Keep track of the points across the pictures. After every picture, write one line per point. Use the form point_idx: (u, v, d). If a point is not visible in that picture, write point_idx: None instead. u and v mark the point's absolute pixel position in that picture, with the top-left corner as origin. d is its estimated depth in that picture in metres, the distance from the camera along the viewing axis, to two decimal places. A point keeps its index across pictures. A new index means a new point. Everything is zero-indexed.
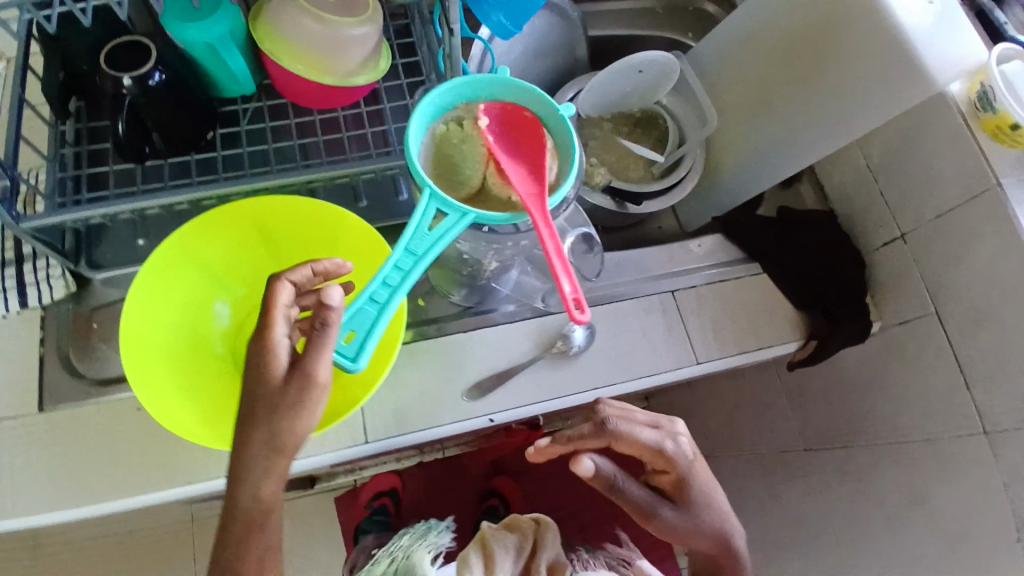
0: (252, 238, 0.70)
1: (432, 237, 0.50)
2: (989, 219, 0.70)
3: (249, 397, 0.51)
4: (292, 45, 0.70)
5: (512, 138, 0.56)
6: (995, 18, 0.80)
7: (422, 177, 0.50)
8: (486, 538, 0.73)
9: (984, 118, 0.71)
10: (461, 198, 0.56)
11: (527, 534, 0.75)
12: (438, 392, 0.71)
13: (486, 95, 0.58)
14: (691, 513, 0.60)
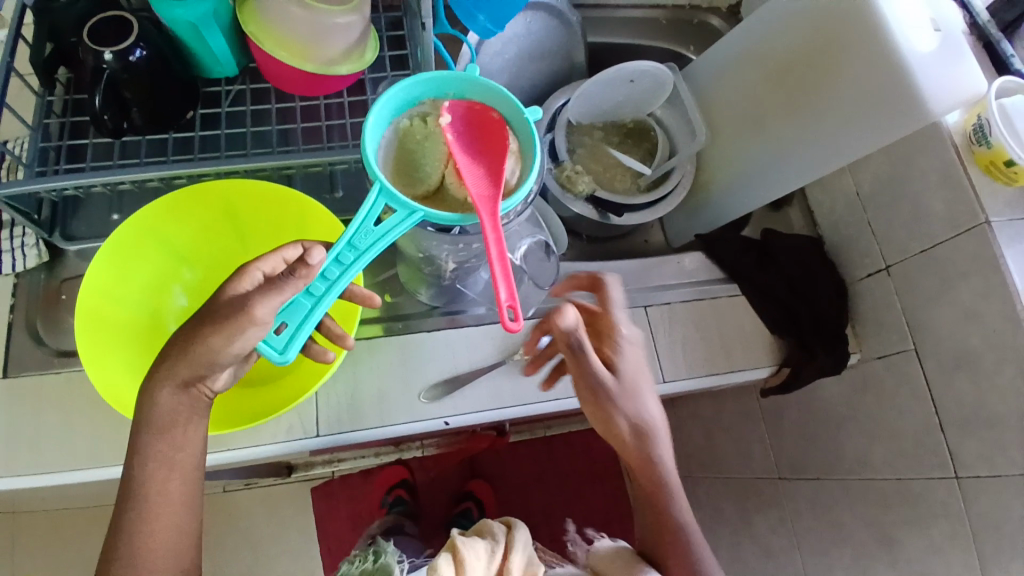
0: (221, 220, 0.70)
1: (375, 233, 0.50)
2: (974, 261, 0.69)
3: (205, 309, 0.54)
4: (276, 31, 0.70)
5: (473, 137, 0.55)
6: (1004, 49, 0.76)
7: (375, 171, 0.49)
8: (459, 546, 0.67)
9: (978, 152, 0.69)
10: (418, 195, 0.54)
11: (503, 539, 0.69)
12: (395, 390, 0.70)
13: (453, 93, 0.57)
14: (631, 401, 0.65)
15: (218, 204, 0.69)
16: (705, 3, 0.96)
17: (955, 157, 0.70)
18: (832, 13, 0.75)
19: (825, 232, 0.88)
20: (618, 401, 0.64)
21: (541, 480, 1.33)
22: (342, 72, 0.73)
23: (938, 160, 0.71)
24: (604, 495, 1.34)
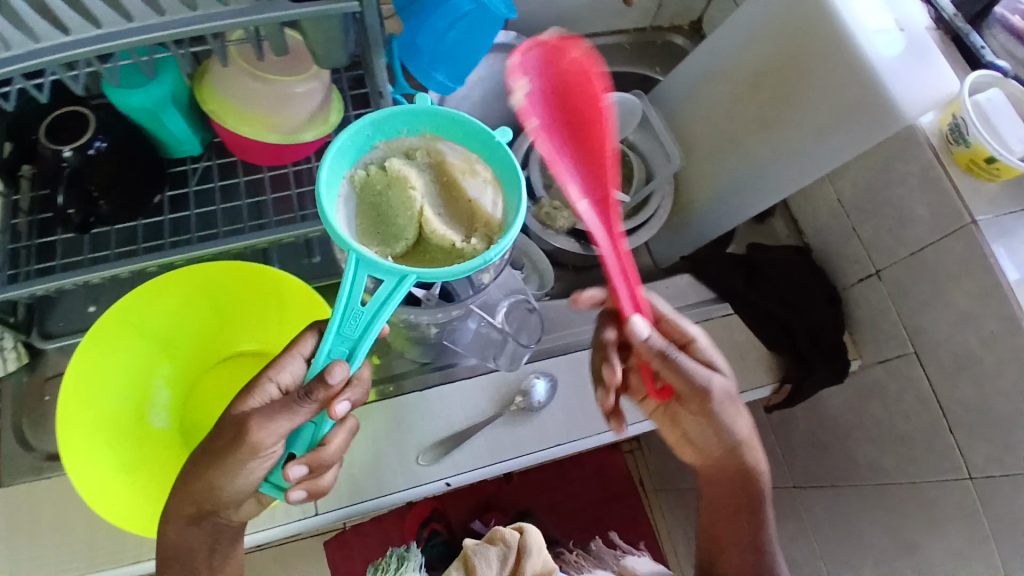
0: (200, 304, 0.68)
1: (366, 310, 0.49)
2: (963, 262, 0.68)
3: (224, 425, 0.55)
4: (237, 106, 0.69)
5: (553, 104, 0.55)
6: (974, 41, 0.74)
7: (345, 240, 0.45)
8: (470, 554, 0.67)
9: (957, 151, 0.69)
10: (398, 252, 0.53)
11: (516, 544, 0.67)
12: (392, 457, 0.69)
13: (404, 127, 0.55)
14: (736, 414, 0.65)
15: (196, 286, 0.67)
16: (667, 23, 0.96)
17: (934, 158, 0.69)
18: (794, 27, 0.75)
19: (813, 240, 0.87)
20: (722, 411, 0.64)
21: (556, 509, 1.31)
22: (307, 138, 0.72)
23: (915, 163, 0.71)
24: (624, 516, 1.33)
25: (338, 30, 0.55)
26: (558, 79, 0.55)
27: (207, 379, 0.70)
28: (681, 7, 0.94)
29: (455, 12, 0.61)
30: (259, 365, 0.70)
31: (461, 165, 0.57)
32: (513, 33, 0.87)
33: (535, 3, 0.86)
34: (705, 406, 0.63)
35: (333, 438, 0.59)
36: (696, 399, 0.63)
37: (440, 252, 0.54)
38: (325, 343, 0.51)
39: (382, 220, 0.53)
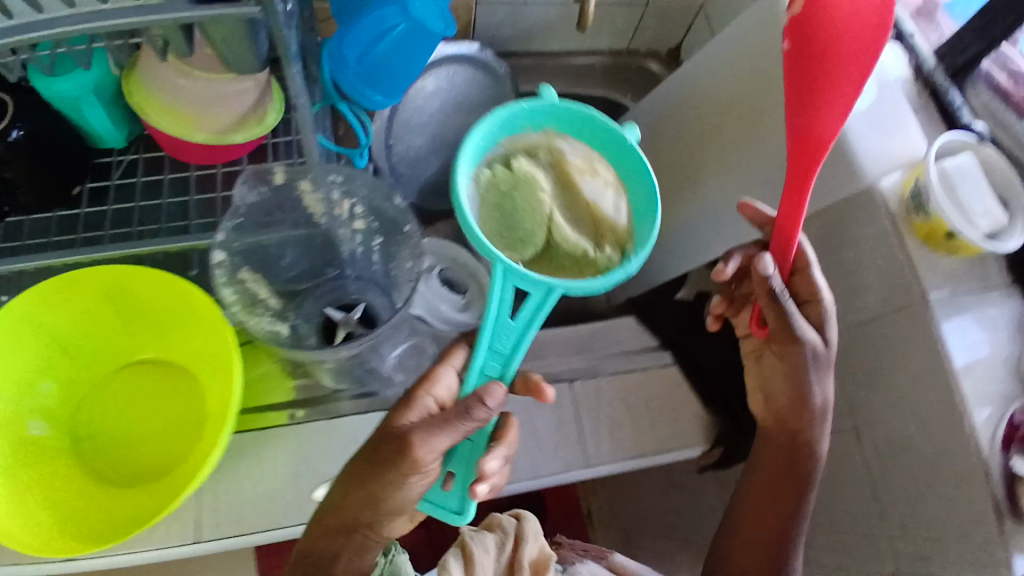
0: (97, 309, 0.67)
1: (516, 323, 0.51)
2: (911, 338, 0.64)
3: (366, 452, 0.53)
4: (167, 103, 0.64)
5: (864, 17, 0.53)
6: (950, 99, 0.69)
7: (491, 253, 0.48)
8: (467, 541, 0.63)
9: (916, 221, 0.64)
10: (529, 255, 0.54)
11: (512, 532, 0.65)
12: (286, 489, 0.69)
13: (525, 121, 0.55)
14: (823, 378, 0.63)
15: (102, 290, 0.65)
16: (643, 48, 0.93)
17: (891, 226, 0.65)
18: (763, 67, 0.70)
19: None
20: (812, 372, 0.62)
21: None
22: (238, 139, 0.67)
23: (871, 228, 0.67)
24: None
25: (245, 33, 0.51)
26: (842, 3, 0.53)
27: (110, 385, 0.69)
28: (660, 32, 0.90)
29: (387, 26, 0.56)
30: (160, 374, 0.69)
31: (579, 164, 0.57)
32: (477, 44, 0.82)
33: (501, 15, 0.82)
34: (792, 359, 0.62)
35: (489, 460, 0.54)
36: (793, 356, 0.61)
37: (568, 258, 0.55)
38: (477, 360, 0.53)
39: (510, 217, 0.54)
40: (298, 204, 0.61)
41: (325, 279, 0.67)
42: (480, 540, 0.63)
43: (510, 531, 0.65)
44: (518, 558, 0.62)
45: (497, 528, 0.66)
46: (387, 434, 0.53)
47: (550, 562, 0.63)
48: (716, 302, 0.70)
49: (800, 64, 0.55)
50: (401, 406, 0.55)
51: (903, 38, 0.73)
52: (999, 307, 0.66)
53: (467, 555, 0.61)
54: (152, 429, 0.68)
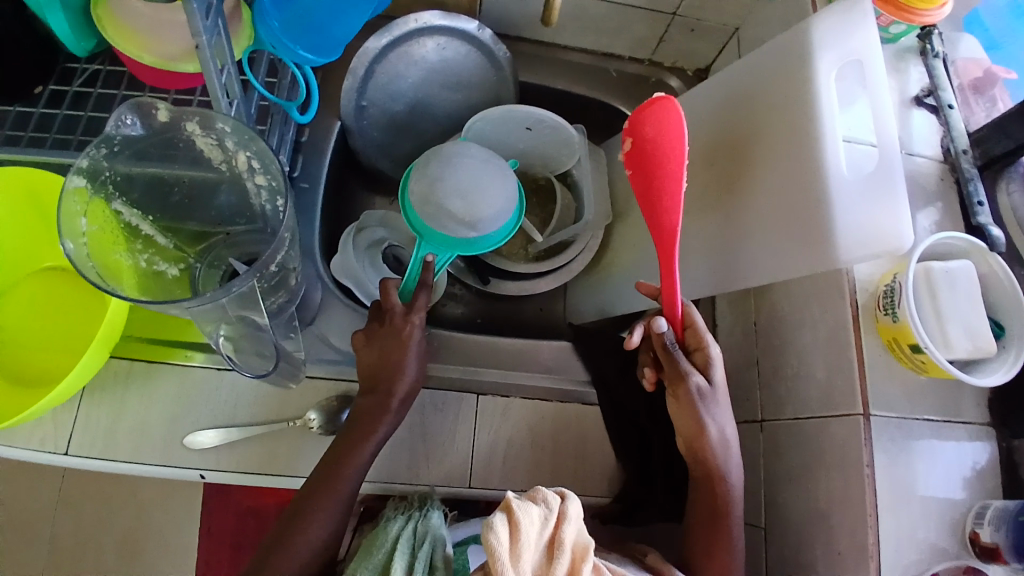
0: (17, 206, 0.64)
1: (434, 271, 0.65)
2: (840, 452, 0.56)
3: (393, 336, 0.62)
4: (127, 25, 0.60)
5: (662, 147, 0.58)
6: (971, 190, 0.60)
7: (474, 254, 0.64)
8: (513, 507, 0.47)
9: (882, 321, 0.55)
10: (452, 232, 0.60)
11: (558, 508, 0.49)
12: (157, 428, 0.64)
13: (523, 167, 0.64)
14: (719, 412, 0.58)
15: (25, 189, 0.63)
16: (668, 62, 0.87)
17: (850, 318, 0.57)
18: (782, 109, 0.61)
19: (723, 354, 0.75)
20: (703, 411, 0.57)
21: None
22: (187, 70, 0.63)
23: (829, 314, 0.59)
24: None
25: None
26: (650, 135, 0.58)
27: (23, 289, 0.66)
28: (685, 47, 0.84)
29: None
30: (70, 285, 0.66)
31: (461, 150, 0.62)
32: (477, 22, 0.77)
33: None
34: (682, 400, 0.58)
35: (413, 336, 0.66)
36: (685, 398, 0.58)
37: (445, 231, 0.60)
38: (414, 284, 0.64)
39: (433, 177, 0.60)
40: (191, 145, 0.57)
41: (241, 227, 0.63)
42: (527, 513, 0.47)
43: (556, 508, 0.48)
44: (562, 539, 0.47)
45: (538, 498, 0.50)
46: (396, 353, 0.62)
47: (590, 557, 0.47)
48: (648, 369, 0.65)
49: (641, 180, 0.58)
50: (380, 336, 0.62)
51: (940, 109, 0.63)
52: (958, 445, 0.56)
53: (512, 523, 0.46)
54: (49, 337, 0.64)
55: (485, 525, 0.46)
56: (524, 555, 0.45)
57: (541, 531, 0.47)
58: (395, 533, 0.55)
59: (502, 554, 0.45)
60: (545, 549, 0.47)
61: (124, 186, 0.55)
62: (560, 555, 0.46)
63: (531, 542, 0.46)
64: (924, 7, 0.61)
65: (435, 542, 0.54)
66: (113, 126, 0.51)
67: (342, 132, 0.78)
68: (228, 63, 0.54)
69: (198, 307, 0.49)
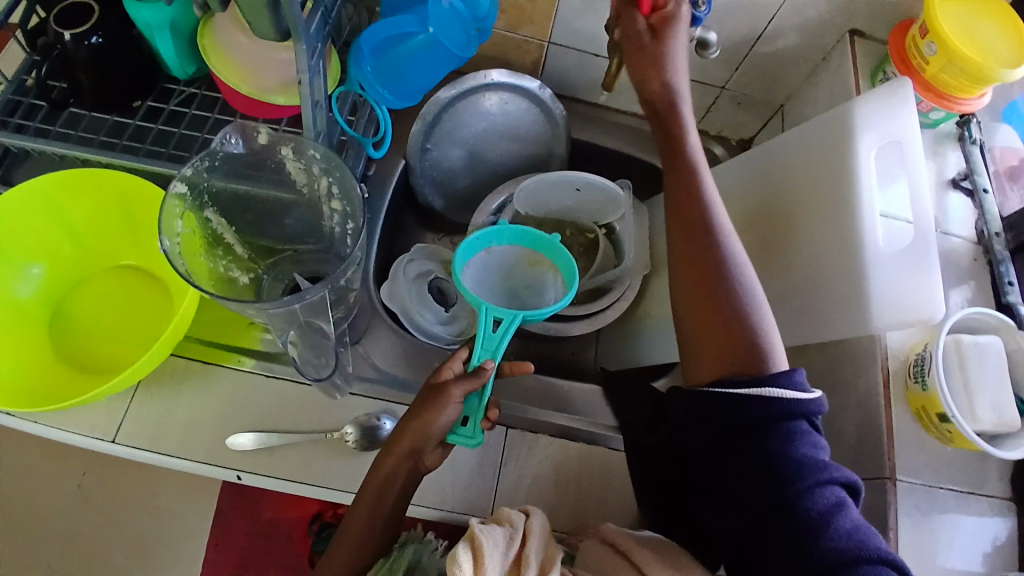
0: (108, 206, 0.70)
1: (493, 339, 0.62)
2: (865, 516, 0.57)
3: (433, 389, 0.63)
4: (231, 57, 0.67)
5: None
6: (1002, 271, 0.63)
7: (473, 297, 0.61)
8: (475, 532, 0.51)
9: (912, 389, 0.57)
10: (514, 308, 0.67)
11: (520, 524, 0.55)
12: (204, 425, 0.66)
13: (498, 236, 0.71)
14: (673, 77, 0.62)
15: (118, 189, 0.69)
16: (714, 131, 0.92)
17: (881, 384, 0.59)
18: (826, 180, 0.65)
19: None
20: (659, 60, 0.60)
21: None
22: (278, 102, 0.69)
23: (859, 379, 0.61)
24: None
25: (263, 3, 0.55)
26: None
27: (99, 284, 0.71)
28: (731, 119, 0.90)
29: (408, 32, 0.61)
30: (143, 284, 0.71)
31: (537, 258, 0.72)
32: (539, 82, 0.84)
33: (572, 62, 0.85)
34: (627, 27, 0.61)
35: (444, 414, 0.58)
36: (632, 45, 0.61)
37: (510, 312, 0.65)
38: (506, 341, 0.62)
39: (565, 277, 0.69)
40: (280, 167, 0.62)
41: (308, 246, 0.68)
42: (491, 535, 0.52)
43: (518, 526, 0.54)
44: (527, 554, 0.53)
45: (504, 520, 0.55)
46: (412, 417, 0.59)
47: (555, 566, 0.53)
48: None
49: None
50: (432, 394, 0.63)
51: (975, 192, 0.67)
52: (981, 519, 0.57)
53: (474, 549, 0.50)
54: (118, 329, 0.69)
55: (450, 559, 0.49)
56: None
57: (507, 550, 0.52)
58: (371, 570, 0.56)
59: None
60: (511, 563, 0.53)
61: (215, 197, 0.61)
62: (527, 566, 0.52)
63: (494, 563, 0.50)
64: (965, 96, 0.66)
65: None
66: (219, 143, 0.57)
67: (405, 170, 0.83)
68: (323, 97, 0.60)
69: (274, 310, 0.53)
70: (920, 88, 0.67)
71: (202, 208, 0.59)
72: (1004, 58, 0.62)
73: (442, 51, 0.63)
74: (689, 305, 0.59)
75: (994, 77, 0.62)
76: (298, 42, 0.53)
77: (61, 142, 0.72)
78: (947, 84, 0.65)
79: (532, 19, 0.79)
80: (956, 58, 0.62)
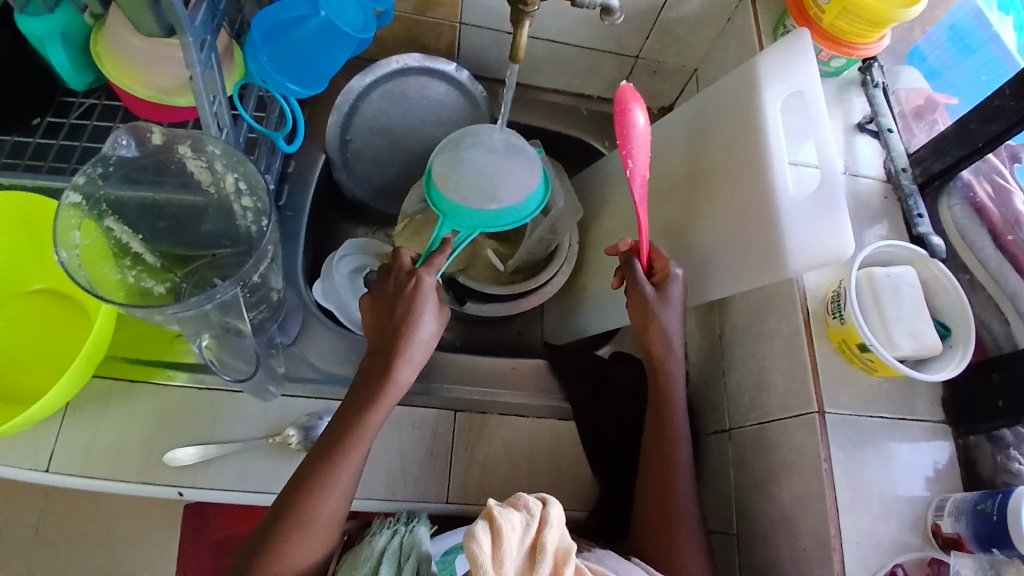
0: (10, 231, 0.67)
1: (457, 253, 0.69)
2: (800, 454, 0.58)
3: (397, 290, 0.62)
4: (119, 59, 0.64)
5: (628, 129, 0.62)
6: (912, 205, 0.65)
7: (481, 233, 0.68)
8: (495, 514, 0.47)
9: (831, 324, 0.59)
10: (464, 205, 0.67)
11: (541, 515, 0.49)
12: (137, 444, 0.64)
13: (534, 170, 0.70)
14: (666, 312, 0.64)
15: (16, 211, 0.66)
16: None
17: (803, 324, 0.60)
18: (735, 136, 0.66)
19: (694, 370, 0.78)
20: (652, 311, 0.64)
21: None
22: (179, 103, 0.67)
23: (785, 323, 0.62)
24: None
25: None
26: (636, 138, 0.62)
27: (12, 311, 0.68)
28: (650, 88, 0.91)
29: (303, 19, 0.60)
30: (58, 306, 0.68)
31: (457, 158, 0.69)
32: (455, 64, 0.83)
33: (486, 42, 0.84)
34: (636, 301, 0.65)
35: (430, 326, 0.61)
36: (640, 302, 0.65)
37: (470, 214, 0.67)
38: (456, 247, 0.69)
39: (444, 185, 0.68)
40: (182, 167, 0.61)
41: (227, 250, 0.65)
42: (508, 519, 0.47)
43: (537, 514, 0.49)
44: (545, 546, 0.47)
45: (520, 505, 0.50)
46: (396, 328, 0.60)
47: (572, 560, 0.48)
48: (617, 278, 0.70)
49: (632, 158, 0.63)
50: (386, 293, 0.63)
51: (881, 133, 0.68)
52: (915, 444, 0.59)
53: (494, 531, 0.47)
54: (35, 355, 0.66)
55: (467, 535, 0.46)
56: (505, 564, 0.45)
57: (523, 537, 0.48)
58: (381, 545, 0.58)
59: (485, 562, 0.45)
60: (528, 553, 0.48)
61: (117, 207, 0.59)
62: (542, 559, 0.47)
63: (513, 549, 0.46)
64: (864, 41, 0.67)
65: (420, 557, 0.58)
66: (110, 147, 0.55)
67: (326, 165, 0.82)
68: (222, 94, 0.58)
69: (182, 314, 0.51)
70: (819, 36, 0.68)
71: (103, 220, 0.57)
72: None
73: (342, 35, 0.62)
74: (653, 433, 0.66)
75: (889, 18, 0.63)
76: (183, 35, 0.50)
77: None
78: (845, 31, 0.66)
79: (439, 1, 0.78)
80: (851, 5, 0.63)
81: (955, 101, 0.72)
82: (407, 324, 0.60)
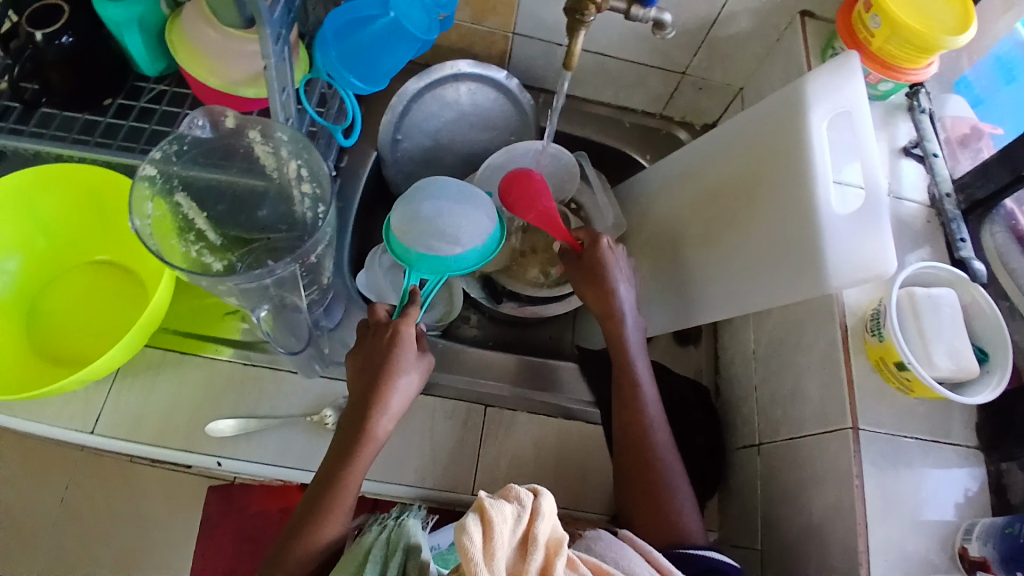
0: (79, 202, 0.70)
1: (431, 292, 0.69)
2: (832, 467, 0.58)
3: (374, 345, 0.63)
4: (195, 49, 0.68)
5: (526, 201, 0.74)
6: (954, 229, 0.66)
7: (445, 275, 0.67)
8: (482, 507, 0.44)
9: (870, 341, 0.59)
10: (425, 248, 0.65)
11: (531, 506, 0.46)
12: (183, 415, 0.67)
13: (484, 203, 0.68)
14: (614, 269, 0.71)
15: (87, 184, 0.70)
16: (678, 116, 0.95)
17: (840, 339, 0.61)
18: (776, 152, 0.68)
19: (724, 383, 0.78)
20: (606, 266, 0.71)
21: None
22: (247, 95, 0.70)
23: (821, 338, 0.63)
24: None
25: None
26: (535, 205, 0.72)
27: (75, 280, 0.71)
28: (694, 104, 0.93)
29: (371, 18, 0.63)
30: (117, 277, 0.72)
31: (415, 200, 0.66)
32: (507, 73, 0.86)
33: (537, 52, 0.87)
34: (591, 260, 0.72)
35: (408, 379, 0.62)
36: (590, 263, 0.72)
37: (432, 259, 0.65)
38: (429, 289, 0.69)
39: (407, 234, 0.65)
40: (249, 153, 0.64)
41: (280, 235, 0.66)
42: (499, 512, 0.44)
43: (528, 504, 0.46)
44: (536, 541, 0.45)
45: (510, 496, 0.47)
46: (379, 376, 0.61)
47: (562, 550, 0.45)
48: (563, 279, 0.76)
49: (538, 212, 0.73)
50: (365, 348, 0.63)
51: (926, 158, 0.69)
52: (947, 467, 0.59)
53: (485, 524, 0.44)
54: (92, 323, 0.69)
55: (457, 529, 0.43)
56: (496, 556, 0.42)
57: (513, 529, 0.45)
58: (368, 542, 0.52)
59: (476, 556, 0.42)
60: (519, 544, 0.45)
61: (188, 186, 0.63)
62: (534, 551, 0.44)
63: (505, 541, 0.44)
64: (912, 66, 0.68)
65: (409, 550, 0.51)
66: (186, 127, 0.59)
67: (377, 161, 0.85)
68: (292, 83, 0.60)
69: (244, 286, 0.54)
70: (868, 60, 0.69)
71: (173, 195, 0.61)
72: (947, 26, 0.65)
73: (406, 35, 0.65)
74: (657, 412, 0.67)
75: (938, 44, 0.65)
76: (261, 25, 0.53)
77: (31, 141, 0.71)
78: (893, 55, 0.67)
79: (495, 10, 0.81)
80: (900, 29, 0.65)
81: (1001, 131, 0.73)
82: (388, 376, 0.61)
